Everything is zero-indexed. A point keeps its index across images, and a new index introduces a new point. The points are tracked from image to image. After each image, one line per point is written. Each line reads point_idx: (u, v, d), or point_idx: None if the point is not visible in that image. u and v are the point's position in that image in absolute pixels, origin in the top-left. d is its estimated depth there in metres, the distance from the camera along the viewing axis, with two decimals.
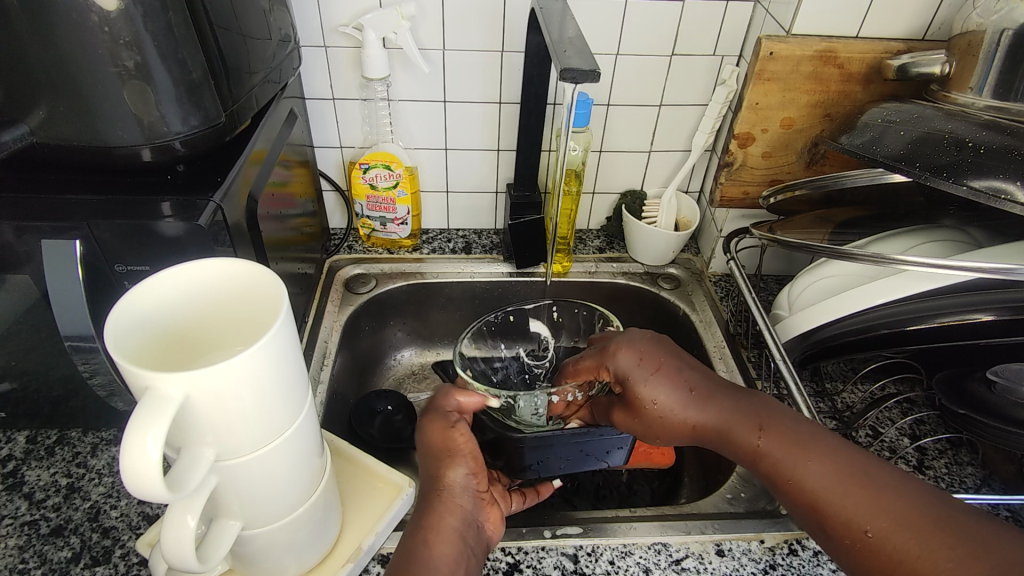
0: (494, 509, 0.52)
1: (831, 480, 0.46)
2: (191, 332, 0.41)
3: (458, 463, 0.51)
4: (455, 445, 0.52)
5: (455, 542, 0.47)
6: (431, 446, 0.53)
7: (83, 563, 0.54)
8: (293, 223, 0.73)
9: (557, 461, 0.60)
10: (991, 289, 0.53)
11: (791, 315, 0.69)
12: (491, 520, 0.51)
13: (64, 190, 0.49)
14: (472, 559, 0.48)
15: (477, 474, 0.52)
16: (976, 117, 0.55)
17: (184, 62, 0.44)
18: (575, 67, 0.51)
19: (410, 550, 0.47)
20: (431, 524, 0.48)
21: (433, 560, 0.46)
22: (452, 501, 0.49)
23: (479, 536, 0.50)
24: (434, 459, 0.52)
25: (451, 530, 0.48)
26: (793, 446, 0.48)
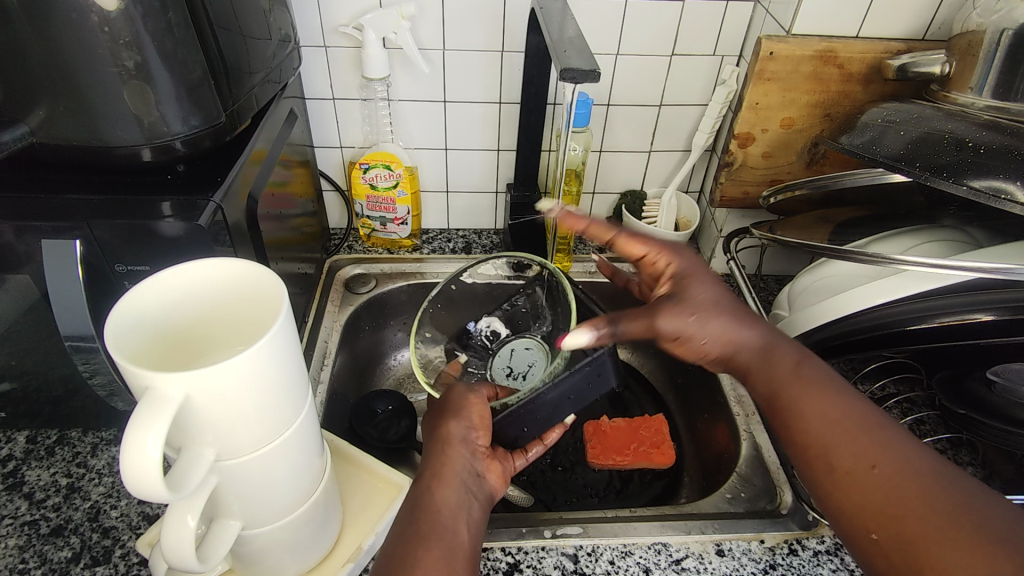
0: (495, 462, 0.51)
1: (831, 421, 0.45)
2: (192, 332, 0.41)
3: (464, 418, 0.51)
4: (464, 404, 0.52)
5: (460, 490, 0.47)
6: (441, 406, 0.53)
7: (83, 563, 0.54)
8: (293, 223, 0.73)
9: (549, 414, 0.58)
10: (991, 289, 0.53)
11: (791, 315, 0.69)
12: (494, 471, 0.51)
13: (64, 191, 0.49)
14: (478, 508, 0.48)
15: (480, 429, 0.51)
16: (976, 117, 0.55)
17: (184, 62, 0.44)
18: (575, 67, 0.51)
19: (417, 498, 0.46)
20: (437, 473, 0.48)
21: (441, 507, 0.46)
22: (458, 452, 0.49)
23: (482, 487, 0.49)
24: (440, 416, 0.52)
25: (457, 479, 0.48)
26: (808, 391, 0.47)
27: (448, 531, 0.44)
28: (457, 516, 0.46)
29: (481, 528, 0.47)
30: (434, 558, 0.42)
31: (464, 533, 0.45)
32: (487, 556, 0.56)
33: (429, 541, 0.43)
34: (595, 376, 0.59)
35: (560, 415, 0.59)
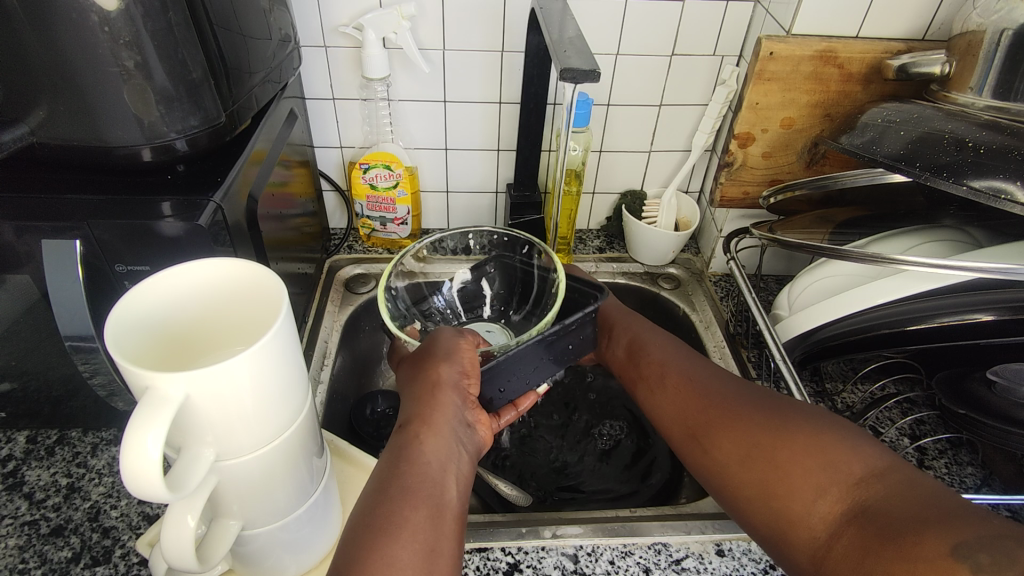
0: (486, 412, 0.50)
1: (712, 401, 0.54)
2: (192, 330, 0.41)
3: (457, 364, 0.50)
4: (457, 349, 0.51)
5: (451, 442, 0.46)
6: (431, 349, 0.52)
7: (83, 563, 0.54)
8: (293, 223, 0.73)
9: (525, 378, 0.57)
10: (991, 289, 0.53)
11: (790, 313, 0.69)
12: (485, 423, 0.49)
13: (64, 191, 0.49)
14: (467, 463, 0.46)
15: (472, 377, 0.50)
16: (976, 117, 0.55)
17: (184, 62, 0.44)
18: (575, 67, 0.51)
19: (403, 447, 0.45)
20: (429, 421, 0.46)
21: (434, 460, 0.44)
22: (450, 398, 0.47)
23: (474, 439, 0.48)
24: (430, 359, 0.50)
25: (450, 428, 0.46)
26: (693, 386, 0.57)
27: (439, 484, 0.43)
28: (448, 470, 0.44)
29: (468, 480, 0.46)
30: (425, 515, 0.41)
31: (454, 489, 0.44)
32: (487, 556, 0.56)
33: (420, 495, 0.41)
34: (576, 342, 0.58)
35: (535, 379, 0.57)
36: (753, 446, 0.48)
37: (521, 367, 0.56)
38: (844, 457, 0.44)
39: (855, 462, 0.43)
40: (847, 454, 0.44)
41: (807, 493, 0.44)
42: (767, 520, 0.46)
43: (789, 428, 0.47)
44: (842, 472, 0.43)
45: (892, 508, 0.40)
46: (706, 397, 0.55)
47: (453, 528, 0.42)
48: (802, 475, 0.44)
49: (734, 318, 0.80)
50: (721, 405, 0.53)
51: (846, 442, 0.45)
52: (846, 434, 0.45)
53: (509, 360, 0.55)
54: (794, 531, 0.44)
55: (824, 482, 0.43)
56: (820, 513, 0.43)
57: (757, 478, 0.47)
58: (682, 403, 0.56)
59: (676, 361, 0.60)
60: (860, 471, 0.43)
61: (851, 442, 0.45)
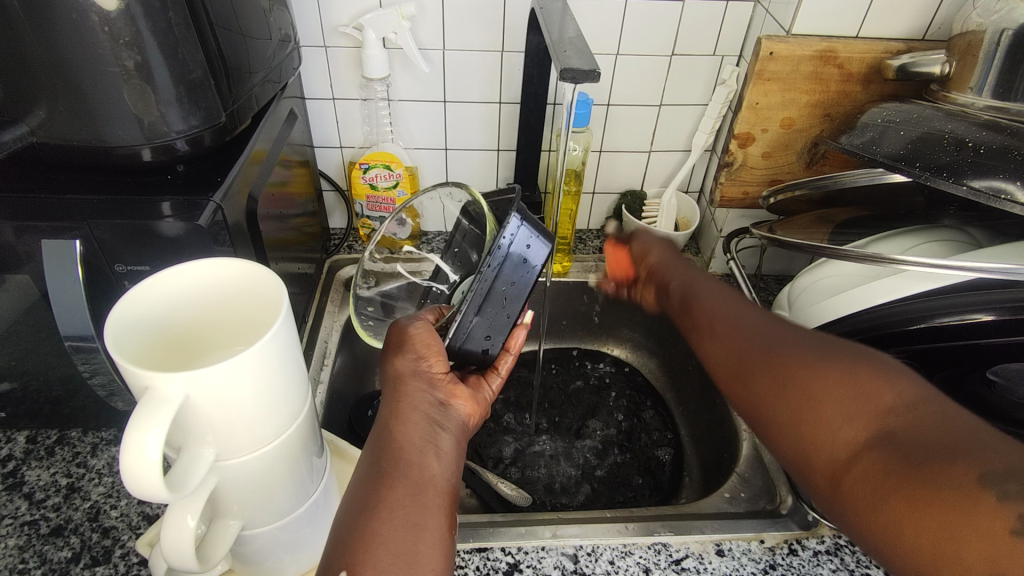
0: (460, 386, 0.48)
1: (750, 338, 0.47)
2: (182, 334, 0.40)
3: (410, 351, 0.48)
4: (408, 336, 0.49)
5: (422, 425, 0.45)
6: (388, 341, 0.50)
7: (83, 563, 0.54)
8: (293, 223, 0.73)
9: (504, 315, 0.51)
10: (992, 289, 0.54)
11: (791, 313, 0.69)
12: (461, 396, 0.48)
13: (65, 191, 0.49)
14: (447, 440, 0.46)
15: (430, 357, 0.48)
16: (976, 117, 0.55)
17: (185, 62, 0.44)
18: (575, 67, 0.51)
19: (376, 439, 0.44)
20: (394, 410, 0.45)
21: (404, 443, 0.43)
22: (412, 386, 0.46)
23: (450, 417, 0.47)
24: (387, 353, 0.49)
25: (417, 413, 0.45)
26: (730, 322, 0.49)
27: (414, 466, 0.42)
28: (422, 450, 0.43)
29: (453, 457, 0.45)
30: (400, 495, 0.40)
31: (434, 466, 0.43)
32: (487, 556, 0.56)
33: (392, 479, 0.41)
34: (524, 259, 0.49)
35: (517, 311, 0.52)
36: (780, 376, 0.42)
37: (487, 309, 0.50)
38: (873, 383, 0.37)
39: (888, 388, 0.37)
40: (882, 382, 0.37)
41: (837, 422, 0.37)
42: (796, 458, 0.40)
43: (824, 357, 0.41)
44: (871, 402, 0.37)
45: (924, 438, 0.34)
46: (736, 332, 0.48)
47: (437, 506, 0.41)
48: (832, 404, 0.38)
49: None
50: (751, 339, 0.47)
51: (882, 372, 0.38)
52: (883, 365, 0.38)
53: (472, 309, 0.49)
54: (820, 457, 0.38)
55: (850, 410, 0.37)
56: (845, 440, 0.37)
57: (784, 414, 0.41)
58: (712, 340, 0.50)
59: (718, 307, 0.52)
60: (892, 401, 0.36)
61: (893, 372, 0.38)
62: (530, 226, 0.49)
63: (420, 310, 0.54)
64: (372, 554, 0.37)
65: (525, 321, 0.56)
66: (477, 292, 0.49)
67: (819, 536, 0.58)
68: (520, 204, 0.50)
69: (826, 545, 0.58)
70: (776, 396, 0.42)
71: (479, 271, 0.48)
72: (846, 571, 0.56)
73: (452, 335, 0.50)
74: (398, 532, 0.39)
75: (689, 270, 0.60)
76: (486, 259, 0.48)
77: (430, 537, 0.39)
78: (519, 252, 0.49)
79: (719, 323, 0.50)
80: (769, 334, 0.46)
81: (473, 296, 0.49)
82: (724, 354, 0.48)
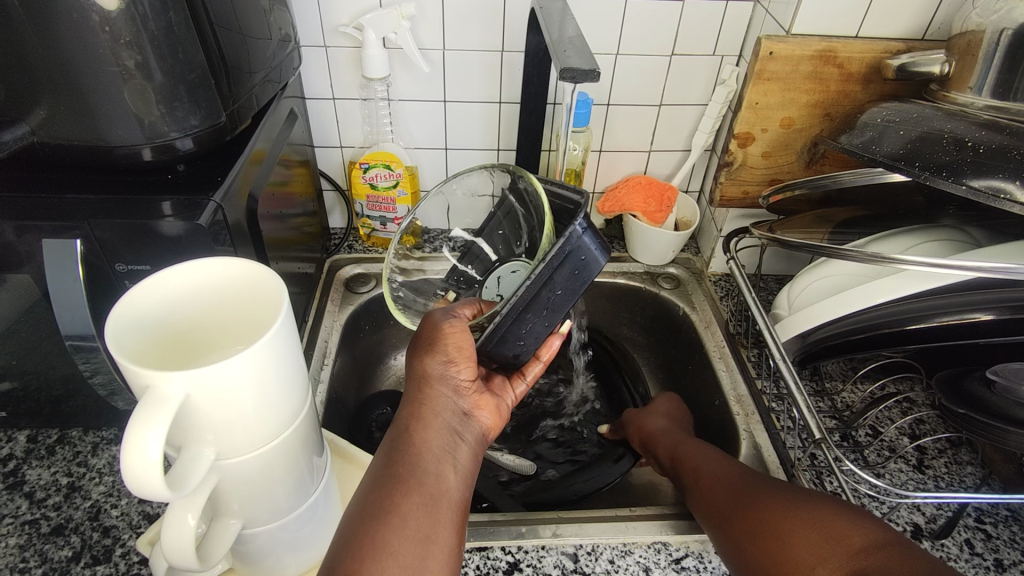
0: (483, 398, 0.49)
1: (749, 480, 0.54)
2: (175, 336, 0.40)
3: (441, 353, 0.48)
4: (442, 333, 0.49)
5: (443, 433, 0.45)
6: (421, 335, 0.50)
7: (83, 563, 0.54)
8: (293, 223, 0.73)
9: (544, 324, 0.51)
10: (990, 289, 0.53)
11: (790, 313, 0.69)
12: (483, 408, 0.49)
13: (65, 190, 0.49)
14: (465, 451, 0.46)
15: (460, 361, 0.48)
16: (975, 117, 0.55)
17: (185, 62, 0.44)
18: (575, 66, 0.51)
19: (397, 442, 0.44)
20: (418, 412, 0.45)
21: (423, 450, 0.43)
22: (438, 391, 0.47)
23: (470, 428, 0.47)
24: (418, 348, 0.49)
25: (439, 420, 0.46)
26: (726, 481, 0.55)
27: (430, 475, 0.42)
28: (440, 460, 0.43)
29: (468, 468, 0.45)
30: (413, 505, 0.40)
31: (449, 476, 0.43)
32: (487, 555, 0.56)
33: (408, 486, 0.41)
34: (579, 270, 0.50)
35: (557, 321, 0.52)
36: (758, 520, 0.49)
37: (528, 315, 0.50)
38: (845, 529, 0.44)
39: (860, 535, 0.44)
40: (855, 528, 0.44)
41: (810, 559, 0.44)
42: None
43: (792, 501, 0.49)
44: (843, 543, 0.44)
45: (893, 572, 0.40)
46: (724, 476, 0.56)
47: (450, 521, 0.41)
48: (794, 530, 0.46)
49: (734, 318, 0.80)
50: (722, 480, 0.55)
51: (855, 520, 0.45)
52: (844, 508, 0.46)
53: (512, 313, 0.49)
54: None
55: (825, 551, 0.44)
56: None
57: (771, 552, 0.46)
58: (700, 494, 0.56)
59: (707, 458, 0.60)
60: (860, 544, 0.43)
61: (860, 520, 0.45)
62: (592, 238, 0.50)
63: (456, 303, 0.54)
64: (379, 560, 0.37)
65: (564, 328, 0.57)
66: (522, 296, 0.49)
67: None
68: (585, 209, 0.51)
69: None
70: (749, 535, 0.49)
71: (534, 273, 0.48)
72: None
73: (487, 336, 0.50)
74: (409, 541, 0.38)
75: (693, 441, 0.64)
76: (540, 266, 0.48)
77: (439, 552, 0.39)
78: (579, 256, 0.49)
79: (708, 474, 0.57)
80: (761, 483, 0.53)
81: (518, 299, 0.49)
82: (709, 506, 0.54)
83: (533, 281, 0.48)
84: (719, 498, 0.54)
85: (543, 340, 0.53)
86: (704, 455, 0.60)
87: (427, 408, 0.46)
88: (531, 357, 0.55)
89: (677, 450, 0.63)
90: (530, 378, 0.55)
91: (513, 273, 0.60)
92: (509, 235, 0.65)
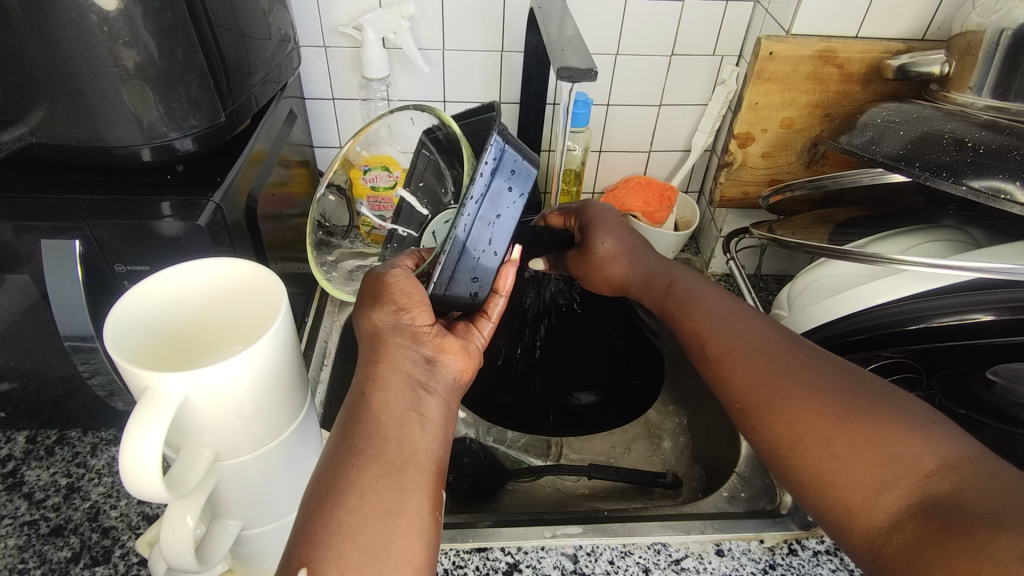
0: (448, 340, 0.46)
1: (778, 364, 0.51)
2: (176, 337, 0.40)
3: (389, 304, 0.46)
4: (387, 285, 0.47)
5: (403, 390, 0.43)
6: (365, 291, 0.48)
7: (82, 563, 0.54)
8: (293, 223, 0.72)
9: (493, 252, 0.49)
10: (992, 289, 0.53)
11: (791, 314, 0.69)
12: (449, 351, 0.46)
13: (65, 191, 0.49)
14: (433, 406, 0.44)
15: (411, 308, 0.46)
16: (976, 117, 0.55)
17: (184, 62, 0.44)
18: (573, 65, 0.51)
19: (352, 409, 0.42)
20: (373, 370, 0.43)
21: (382, 412, 0.41)
22: (395, 345, 0.44)
23: (436, 376, 0.45)
24: (365, 305, 0.47)
25: (398, 376, 0.43)
26: (751, 358, 0.52)
27: (391, 441, 0.40)
28: (403, 421, 0.41)
29: (437, 425, 0.43)
30: (372, 477, 0.38)
31: (416, 439, 0.41)
32: (487, 556, 0.56)
33: (365, 459, 0.39)
34: (511, 184, 0.47)
35: (504, 248, 0.50)
36: (803, 419, 0.46)
37: (472, 247, 0.48)
38: (908, 447, 0.42)
39: (922, 455, 0.41)
40: (915, 445, 0.42)
41: (868, 483, 0.42)
42: (819, 505, 0.44)
43: (842, 406, 0.46)
44: (905, 465, 0.41)
45: (967, 501, 0.38)
46: (749, 353, 0.52)
47: (418, 482, 0.40)
48: (847, 442, 0.44)
49: None
50: (750, 368, 0.52)
51: (913, 434, 0.42)
52: (900, 415, 0.44)
53: (457, 249, 0.47)
54: (853, 517, 0.42)
55: (886, 474, 0.42)
56: (881, 505, 0.41)
57: (819, 464, 0.44)
58: (719, 369, 0.54)
59: (723, 326, 0.56)
60: (927, 466, 0.41)
61: (920, 435, 0.42)
62: (515, 148, 0.47)
63: (395, 258, 0.53)
64: (338, 543, 0.36)
65: (513, 258, 0.53)
66: (461, 230, 0.47)
67: (818, 536, 0.58)
68: (502, 124, 0.47)
69: (826, 545, 0.57)
70: (791, 435, 0.47)
71: (465, 199, 0.46)
72: (846, 571, 0.56)
73: (435, 281, 0.48)
74: (370, 519, 0.37)
75: (686, 287, 0.62)
76: (468, 194, 0.46)
77: (406, 522, 0.38)
78: (502, 174, 0.47)
79: (725, 347, 0.54)
80: (796, 368, 0.50)
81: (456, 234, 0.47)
82: (733, 386, 0.52)
83: (465, 211, 0.46)
84: (747, 378, 0.51)
85: (496, 271, 0.51)
86: (716, 321, 0.57)
87: (387, 364, 0.43)
88: (491, 294, 0.52)
89: (688, 320, 0.59)
90: (495, 314, 0.52)
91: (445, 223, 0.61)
92: (433, 184, 0.66)
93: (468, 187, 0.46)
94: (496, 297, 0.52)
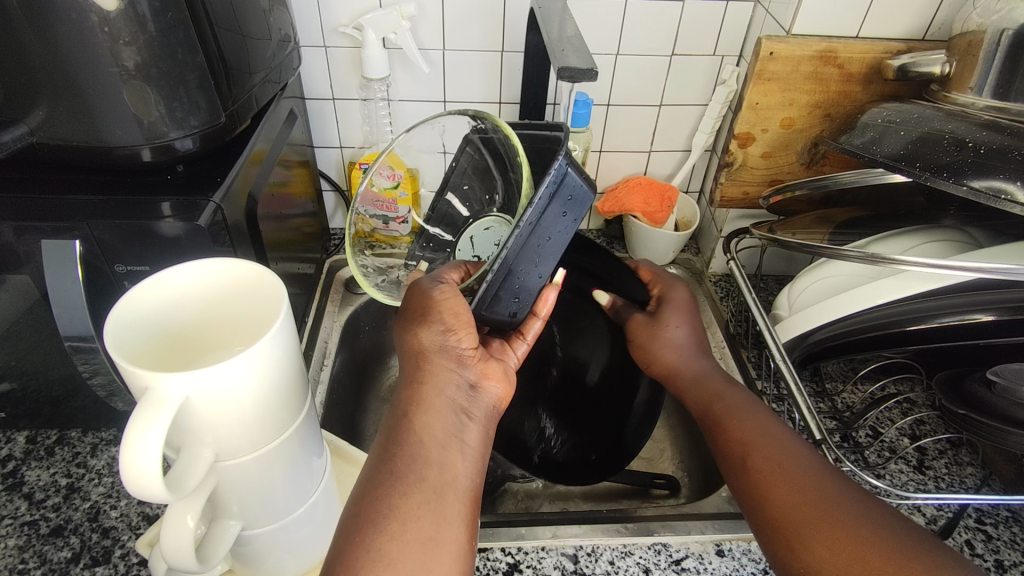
0: (490, 364, 0.47)
1: (814, 485, 0.47)
2: (175, 337, 0.40)
3: (437, 323, 0.46)
4: (435, 302, 0.47)
5: (446, 413, 0.43)
6: (411, 306, 0.48)
7: (83, 563, 0.54)
8: (293, 223, 0.72)
9: (537, 275, 0.50)
10: (991, 289, 0.53)
11: (791, 314, 0.68)
12: (492, 376, 0.46)
13: (64, 191, 0.49)
14: (473, 432, 0.43)
15: (458, 329, 0.46)
16: (976, 117, 0.55)
17: (183, 63, 0.44)
18: (573, 66, 0.51)
19: (395, 426, 0.42)
20: (418, 391, 0.43)
21: (426, 438, 0.41)
22: (439, 365, 0.45)
23: (478, 402, 0.45)
24: (411, 321, 0.47)
25: (442, 399, 0.43)
26: (787, 473, 0.49)
27: (433, 470, 0.40)
28: (446, 445, 0.41)
29: (477, 453, 0.43)
30: (415, 504, 0.38)
31: (456, 466, 0.41)
32: (487, 556, 0.56)
33: (408, 486, 0.39)
34: (566, 209, 0.47)
35: (550, 271, 0.50)
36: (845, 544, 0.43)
37: (520, 269, 0.49)
38: None
39: None
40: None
41: None
42: None
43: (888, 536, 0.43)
44: None
45: None
46: (785, 470, 0.49)
47: (457, 515, 0.39)
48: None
49: (734, 318, 0.80)
50: (795, 487, 0.48)
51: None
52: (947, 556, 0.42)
53: (504, 271, 0.48)
54: None
55: None
56: None
57: None
58: (754, 482, 0.50)
59: (766, 440, 0.52)
60: None
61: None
62: (576, 174, 0.47)
63: (442, 269, 0.54)
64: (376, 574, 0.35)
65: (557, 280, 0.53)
66: (512, 253, 0.47)
67: None
68: (564, 145, 0.47)
69: None
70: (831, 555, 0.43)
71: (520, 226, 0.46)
72: None
73: (479, 299, 0.49)
74: (411, 548, 0.37)
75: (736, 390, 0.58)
76: (523, 216, 0.46)
77: (444, 554, 0.38)
78: (559, 198, 0.47)
79: (764, 459, 0.50)
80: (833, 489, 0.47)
81: (509, 254, 0.47)
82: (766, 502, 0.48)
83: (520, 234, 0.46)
84: (784, 497, 0.47)
85: (537, 292, 0.52)
86: (748, 430, 0.53)
87: (435, 393, 0.43)
88: (530, 314, 0.52)
89: (724, 433, 0.54)
90: (531, 336, 0.52)
91: (489, 228, 0.63)
92: (478, 187, 0.66)
93: (526, 213, 0.46)
94: (534, 321, 0.52)
